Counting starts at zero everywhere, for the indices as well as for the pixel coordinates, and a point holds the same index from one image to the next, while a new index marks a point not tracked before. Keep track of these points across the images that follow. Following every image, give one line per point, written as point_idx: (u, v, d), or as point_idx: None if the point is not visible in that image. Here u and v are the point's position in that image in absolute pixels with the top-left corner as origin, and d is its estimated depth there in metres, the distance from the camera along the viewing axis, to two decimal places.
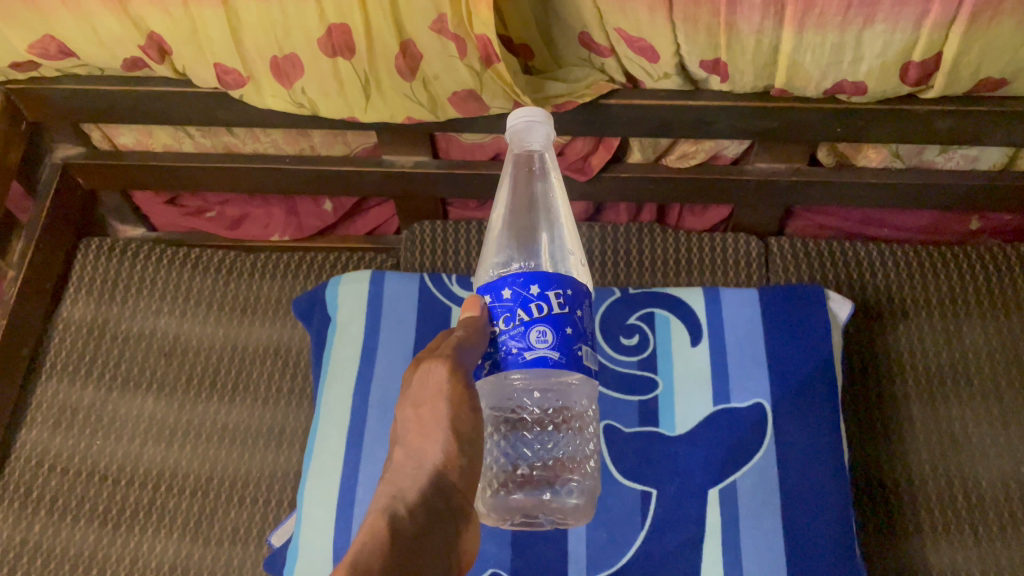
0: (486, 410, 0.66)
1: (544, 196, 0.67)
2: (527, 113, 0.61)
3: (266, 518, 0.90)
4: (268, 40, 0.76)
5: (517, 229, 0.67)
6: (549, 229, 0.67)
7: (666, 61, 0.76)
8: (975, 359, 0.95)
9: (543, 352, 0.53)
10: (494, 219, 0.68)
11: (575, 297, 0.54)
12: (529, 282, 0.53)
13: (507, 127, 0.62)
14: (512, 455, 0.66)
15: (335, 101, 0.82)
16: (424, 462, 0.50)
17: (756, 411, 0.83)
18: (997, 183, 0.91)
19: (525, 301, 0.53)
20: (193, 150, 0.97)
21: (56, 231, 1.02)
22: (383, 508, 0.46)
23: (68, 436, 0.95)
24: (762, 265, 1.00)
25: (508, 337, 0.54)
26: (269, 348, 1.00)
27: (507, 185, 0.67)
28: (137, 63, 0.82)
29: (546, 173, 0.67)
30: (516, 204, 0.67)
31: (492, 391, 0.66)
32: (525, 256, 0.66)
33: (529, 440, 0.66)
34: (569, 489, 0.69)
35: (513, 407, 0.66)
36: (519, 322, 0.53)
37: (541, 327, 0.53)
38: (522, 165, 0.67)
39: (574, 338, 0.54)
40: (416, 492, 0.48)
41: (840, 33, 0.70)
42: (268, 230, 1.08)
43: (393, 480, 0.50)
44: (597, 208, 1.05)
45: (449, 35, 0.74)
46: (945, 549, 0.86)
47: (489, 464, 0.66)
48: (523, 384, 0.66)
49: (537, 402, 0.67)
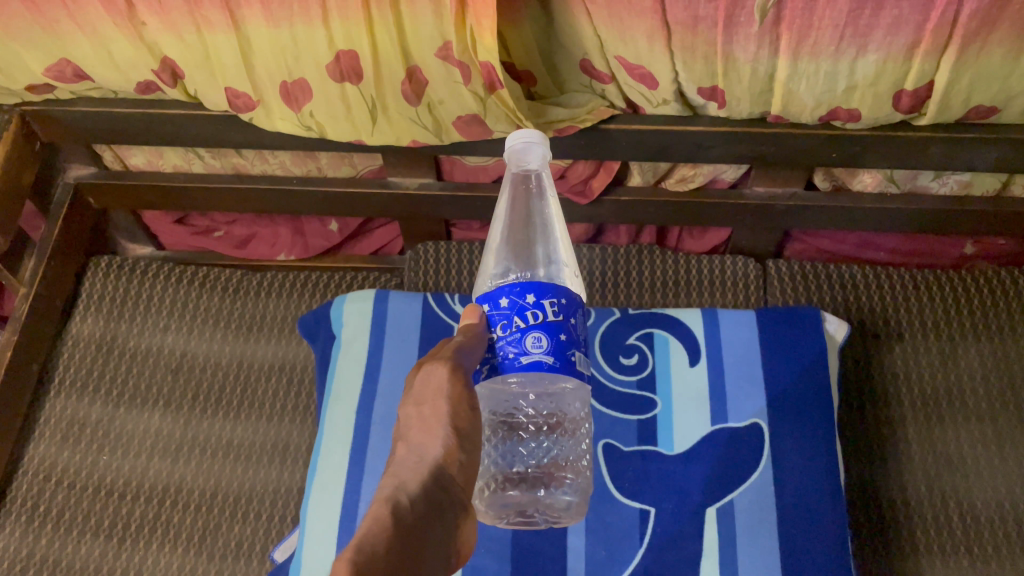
0: (484, 414, 0.68)
1: (540, 212, 0.69)
2: (524, 135, 0.64)
3: (269, 533, 0.91)
4: (278, 66, 0.78)
5: (514, 241, 0.69)
6: (545, 243, 0.69)
7: (664, 88, 0.78)
8: (969, 382, 0.96)
9: (538, 357, 0.56)
10: (492, 232, 0.70)
11: (568, 306, 0.58)
12: (526, 291, 0.56)
13: (506, 147, 0.66)
14: (509, 455, 0.68)
15: (342, 124, 0.84)
16: (425, 455, 0.50)
17: (752, 430, 0.84)
18: (990, 208, 0.93)
19: (522, 309, 0.56)
20: (202, 171, 1.00)
21: (67, 250, 1.04)
22: (386, 498, 0.46)
23: (75, 452, 0.97)
24: (759, 286, 1.02)
25: (505, 342, 0.57)
26: (274, 365, 1.01)
27: (505, 202, 0.69)
28: (149, 86, 0.84)
29: (543, 190, 0.69)
30: (513, 218, 0.69)
31: (490, 395, 0.68)
32: (522, 267, 0.68)
33: (524, 441, 0.69)
34: (562, 488, 0.72)
35: (511, 410, 0.69)
36: (516, 329, 0.56)
37: (536, 334, 0.56)
38: (520, 182, 0.70)
39: (567, 345, 0.57)
40: (417, 483, 0.48)
41: (833, 62, 0.72)
42: (274, 249, 1.10)
43: (396, 471, 0.50)
44: (598, 230, 1.07)
45: (454, 62, 0.76)
46: (940, 569, 0.87)
47: (487, 465, 0.68)
48: (521, 388, 0.68)
49: (532, 404, 0.69)
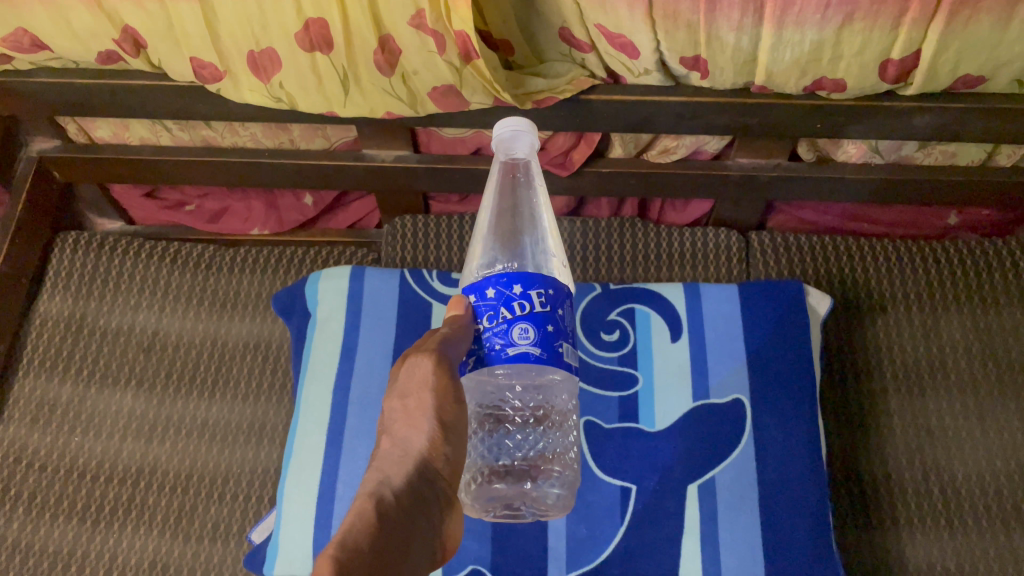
0: (472, 407, 0.67)
1: (528, 201, 0.67)
2: (513, 122, 0.62)
3: (246, 514, 0.88)
4: (244, 35, 0.75)
5: (502, 231, 0.67)
6: (532, 234, 0.67)
7: (646, 57, 0.75)
8: (950, 354, 0.96)
9: (524, 348, 0.54)
10: (478, 224, 0.68)
11: (555, 297, 0.56)
12: (512, 282, 0.55)
13: (494, 135, 0.64)
14: (495, 448, 0.67)
15: (313, 95, 0.81)
16: (409, 450, 0.50)
17: (734, 406, 0.83)
18: (974, 178, 0.92)
19: (508, 300, 0.55)
20: (170, 144, 0.96)
21: (33, 226, 1.01)
22: (370, 493, 0.46)
23: (46, 433, 0.94)
24: (741, 259, 1.00)
25: (491, 333, 0.55)
26: (248, 343, 0.99)
27: (492, 191, 0.68)
28: (112, 56, 0.81)
29: (530, 179, 0.68)
30: (501, 207, 0.67)
31: (476, 387, 0.67)
32: (509, 257, 0.66)
33: (511, 433, 0.67)
34: (550, 481, 0.71)
35: (497, 402, 0.67)
36: (502, 320, 0.55)
37: (523, 325, 0.54)
38: (507, 171, 0.68)
39: (555, 335, 0.55)
40: (402, 478, 0.48)
41: (818, 32, 0.70)
42: (247, 224, 1.07)
43: (381, 466, 0.49)
44: (579, 202, 1.04)
45: (427, 31, 0.73)
46: (921, 542, 0.86)
47: (473, 459, 0.66)
48: (507, 379, 0.67)
49: (519, 396, 0.68)
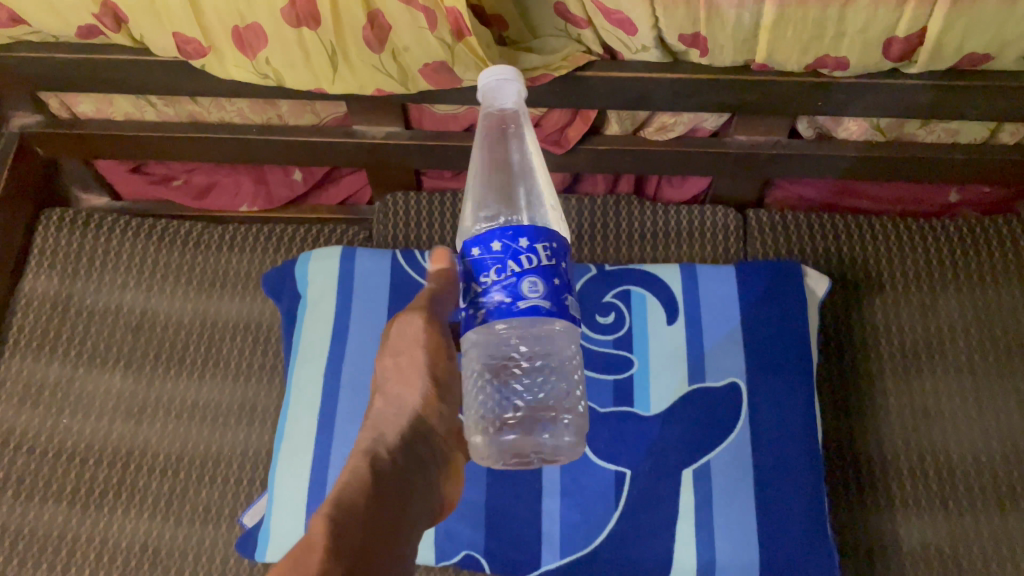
0: (475, 362, 0.61)
1: (520, 154, 0.64)
2: (499, 71, 0.59)
3: (238, 497, 0.88)
4: (228, 10, 0.72)
5: (498, 184, 0.64)
6: (529, 185, 0.65)
7: (643, 34, 0.73)
8: (948, 334, 0.95)
9: (535, 301, 0.52)
10: (470, 180, 0.65)
11: (559, 249, 0.54)
12: (518, 235, 0.52)
13: (480, 88, 0.61)
14: (503, 400, 0.63)
15: (301, 72, 0.79)
16: (404, 406, 0.57)
17: (731, 390, 0.82)
18: (975, 157, 0.91)
19: (515, 253, 0.52)
20: (155, 120, 0.94)
21: (16, 203, 0.99)
22: (365, 450, 0.53)
23: (34, 414, 0.93)
24: (739, 238, 0.99)
25: (498, 287, 0.52)
26: (238, 323, 0.97)
27: (480, 146, 0.64)
28: (92, 30, 0.78)
29: (520, 130, 0.64)
30: (493, 161, 0.64)
31: (480, 343, 0.62)
32: (510, 212, 0.64)
33: (517, 384, 0.63)
34: (562, 431, 0.68)
35: (502, 353, 0.62)
36: (509, 273, 0.52)
37: (531, 278, 0.52)
38: (494, 123, 0.64)
39: (563, 288, 0.53)
40: (395, 434, 0.55)
41: (821, 9, 0.68)
42: (235, 200, 1.05)
43: (376, 423, 0.56)
44: (575, 178, 1.02)
45: (418, 6, 0.71)
46: (915, 523, 0.86)
47: (479, 413, 0.62)
48: (512, 329, 0.62)
49: (524, 347, 0.63)
